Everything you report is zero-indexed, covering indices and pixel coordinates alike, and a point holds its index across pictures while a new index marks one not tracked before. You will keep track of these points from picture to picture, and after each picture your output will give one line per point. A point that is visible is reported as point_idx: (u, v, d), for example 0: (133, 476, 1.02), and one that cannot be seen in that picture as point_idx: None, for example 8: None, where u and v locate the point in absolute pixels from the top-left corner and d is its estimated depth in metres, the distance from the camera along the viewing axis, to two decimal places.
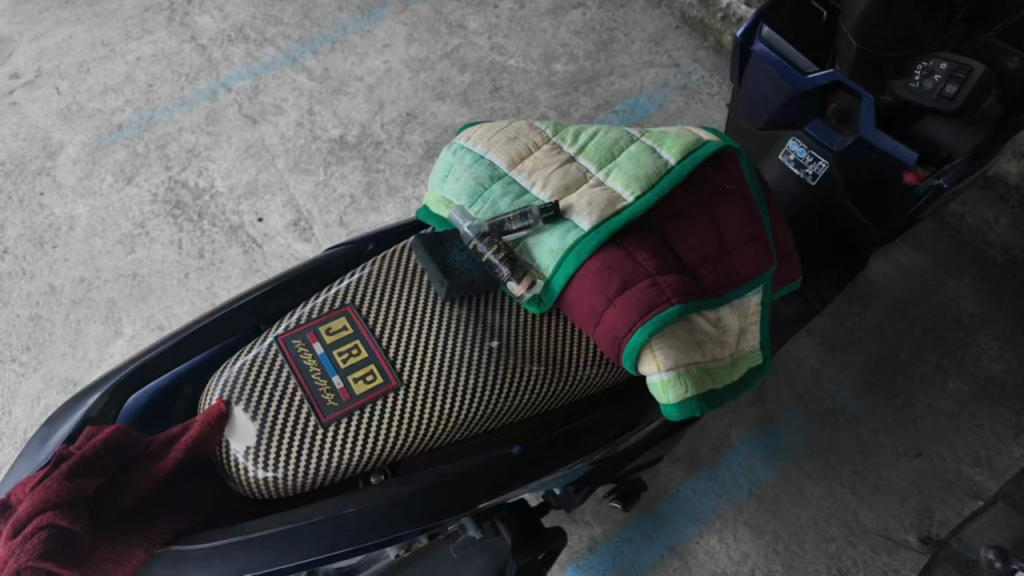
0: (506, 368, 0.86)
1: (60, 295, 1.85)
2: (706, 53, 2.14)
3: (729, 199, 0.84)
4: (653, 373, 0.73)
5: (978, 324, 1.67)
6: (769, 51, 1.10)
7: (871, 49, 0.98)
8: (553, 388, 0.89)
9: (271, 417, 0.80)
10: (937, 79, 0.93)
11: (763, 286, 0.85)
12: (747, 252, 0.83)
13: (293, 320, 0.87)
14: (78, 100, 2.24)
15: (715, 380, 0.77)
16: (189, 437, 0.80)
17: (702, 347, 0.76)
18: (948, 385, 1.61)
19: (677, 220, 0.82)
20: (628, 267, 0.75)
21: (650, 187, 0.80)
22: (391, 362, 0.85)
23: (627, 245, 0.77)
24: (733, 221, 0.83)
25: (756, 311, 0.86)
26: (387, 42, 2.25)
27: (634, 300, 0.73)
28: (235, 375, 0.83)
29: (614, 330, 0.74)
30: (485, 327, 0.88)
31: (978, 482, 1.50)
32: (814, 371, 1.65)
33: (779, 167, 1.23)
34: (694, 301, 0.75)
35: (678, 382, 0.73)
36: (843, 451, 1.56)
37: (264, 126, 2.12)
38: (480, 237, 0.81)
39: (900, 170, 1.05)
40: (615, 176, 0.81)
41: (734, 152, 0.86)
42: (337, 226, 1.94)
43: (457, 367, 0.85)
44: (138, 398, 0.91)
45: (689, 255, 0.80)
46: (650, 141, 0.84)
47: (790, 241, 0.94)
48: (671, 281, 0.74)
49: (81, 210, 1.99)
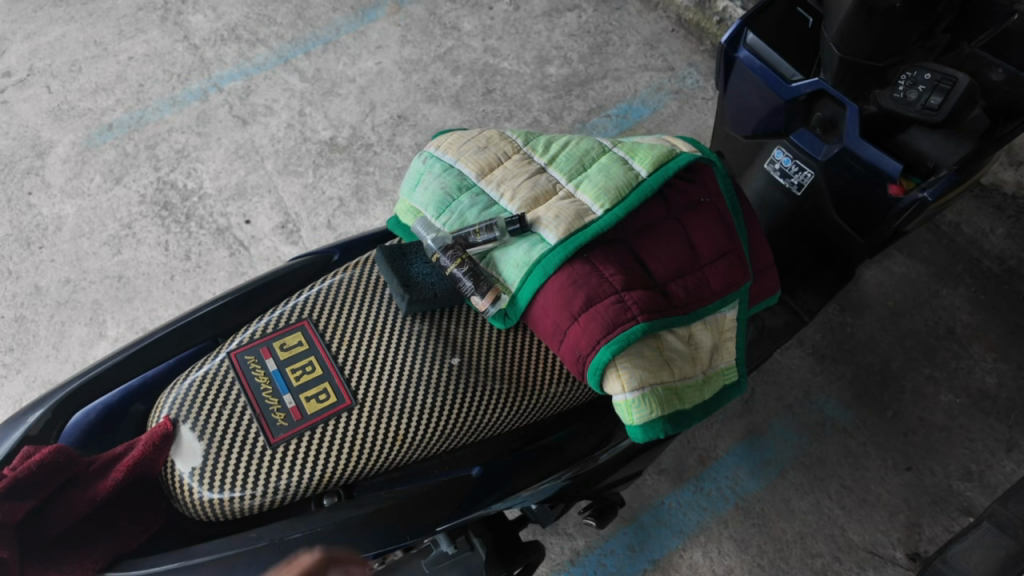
0: (465, 386, 0.85)
1: (45, 296, 1.85)
2: (702, 57, 2.11)
3: (703, 213, 0.82)
4: (618, 393, 0.70)
5: (972, 335, 1.64)
6: (754, 58, 1.07)
7: (854, 58, 0.95)
8: (516, 407, 0.87)
9: (217, 437, 0.79)
10: (922, 89, 0.92)
11: (737, 301, 0.83)
12: (720, 267, 0.81)
13: (247, 336, 0.86)
14: (70, 99, 2.23)
15: (684, 400, 0.75)
16: (131, 458, 0.78)
17: (670, 365, 0.74)
18: (939, 397, 1.59)
19: (648, 233, 0.79)
20: (594, 283, 0.72)
21: (620, 200, 0.78)
22: (346, 381, 0.83)
23: (594, 259, 0.74)
24: (706, 235, 0.81)
25: (729, 328, 0.84)
26: (381, 44, 2.24)
27: (598, 317, 0.70)
28: (184, 391, 0.82)
29: (577, 348, 0.72)
30: (446, 345, 0.87)
31: (969, 497, 1.48)
32: (803, 383, 1.63)
33: (764, 175, 1.21)
34: (662, 318, 0.73)
35: (644, 402, 0.71)
36: (831, 464, 1.53)
37: (255, 127, 2.10)
38: (443, 250, 0.78)
39: (884, 181, 1.01)
40: (585, 188, 0.79)
41: (708, 164, 0.84)
42: (325, 229, 1.92)
43: (416, 386, 0.83)
44: (83, 414, 0.90)
45: (660, 269, 0.78)
46: (622, 152, 0.82)
47: (769, 256, 0.91)
48: (637, 298, 0.72)
49: (69, 210, 1.98)
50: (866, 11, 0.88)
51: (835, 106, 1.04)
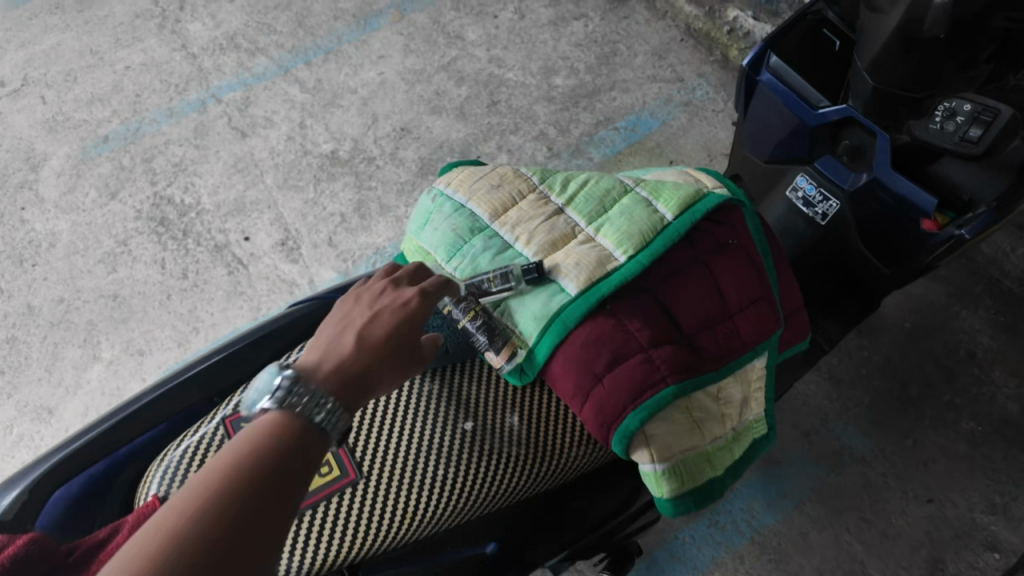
0: (479, 453, 0.80)
1: (38, 316, 1.79)
2: (712, 67, 2.06)
3: (732, 255, 0.78)
4: (647, 464, 0.69)
5: (993, 359, 1.59)
6: (778, 81, 1.03)
7: (887, 88, 0.92)
8: (533, 473, 0.82)
9: None
10: (960, 120, 0.86)
11: (769, 351, 0.80)
12: (752, 315, 0.77)
13: (240, 402, 0.84)
14: (65, 110, 2.17)
15: (714, 466, 0.73)
16: (112, 548, 0.67)
17: (700, 427, 0.72)
18: (961, 425, 1.53)
19: (675, 281, 0.76)
20: (618, 340, 0.71)
21: (643, 245, 0.75)
22: (351, 453, 0.78)
23: (617, 313, 0.72)
24: (737, 283, 0.78)
25: (760, 377, 0.80)
26: (383, 53, 2.18)
27: (623, 382, 0.69)
28: (177, 460, 0.80)
29: (601, 412, 0.70)
30: (457, 408, 0.82)
31: (993, 531, 1.42)
32: (820, 409, 1.58)
33: (786, 203, 1.16)
34: (691, 378, 0.71)
35: (672, 472, 0.70)
36: (850, 495, 1.49)
37: (254, 140, 2.05)
38: (455, 301, 0.77)
39: (917, 216, 0.97)
40: (607, 231, 0.77)
41: (740, 203, 0.81)
42: (326, 246, 1.87)
43: (426, 455, 0.78)
44: (66, 491, 0.84)
45: (689, 319, 0.75)
46: (646, 192, 0.80)
47: (800, 300, 0.87)
48: (663, 358, 0.70)
49: (63, 226, 1.93)
50: (903, 41, 0.85)
51: (865, 135, 0.99)
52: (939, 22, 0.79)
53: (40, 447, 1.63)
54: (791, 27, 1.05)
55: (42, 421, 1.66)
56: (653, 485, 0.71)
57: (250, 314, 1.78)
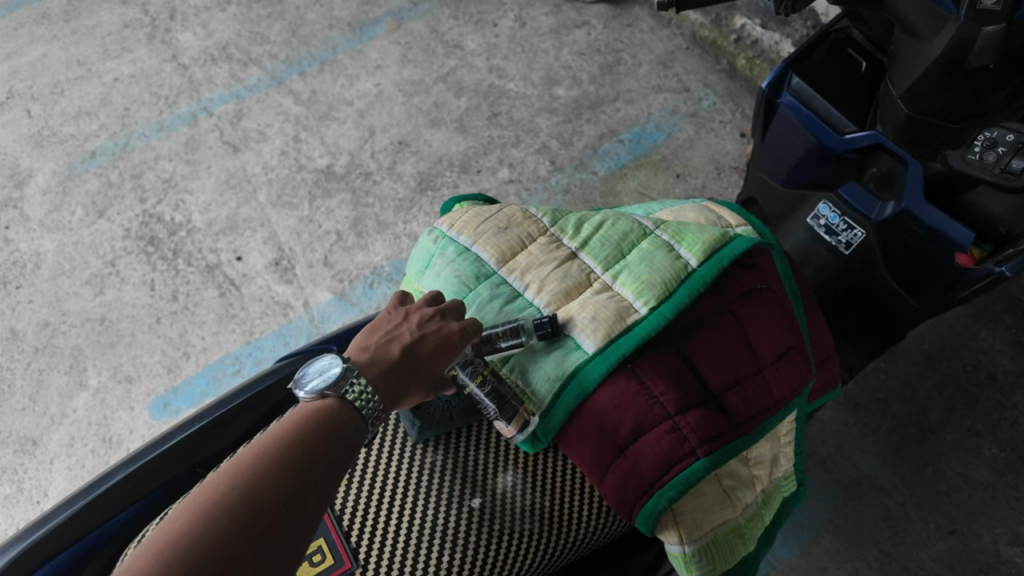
0: (487, 533, 0.75)
1: (22, 341, 1.73)
2: (719, 77, 2.00)
3: (760, 304, 0.77)
4: (674, 544, 0.68)
5: (1015, 382, 1.53)
6: (798, 105, 0.99)
7: (923, 116, 0.86)
8: (543, 552, 0.77)
9: None
10: (1002, 151, 0.83)
11: (800, 405, 0.77)
12: (781, 369, 0.76)
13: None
14: (51, 124, 2.10)
15: (746, 540, 0.72)
16: None
17: (730, 498, 0.70)
18: (982, 452, 1.47)
19: (700, 337, 0.75)
20: (642, 407, 0.70)
21: (666, 297, 0.74)
22: (348, 539, 0.73)
23: (642, 375, 0.72)
24: (764, 335, 0.76)
25: (788, 431, 0.78)
26: (380, 64, 2.12)
27: (649, 457, 0.69)
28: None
29: (625, 488, 0.70)
30: (462, 483, 0.78)
31: (1018, 564, 1.37)
32: (837, 436, 1.52)
33: (807, 231, 1.09)
34: (720, 447, 0.70)
35: (702, 551, 0.69)
36: (869, 527, 1.43)
37: (247, 154, 1.98)
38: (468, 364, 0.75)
39: (952, 251, 0.93)
40: (627, 279, 0.77)
41: (764, 247, 0.80)
42: (321, 265, 1.80)
43: (429, 540, 0.74)
44: None
45: (714, 378, 0.74)
46: (667, 237, 0.80)
47: (829, 345, 0.83)
48: (691, 427, 0.70)
49: (49, 246, 1.86)
50: (946, 67, 0.79)
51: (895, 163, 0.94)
52: (987, 49, 0.74)
53: (23, 480, 1.56)
54: (810, 49, 1.01)
55: (25, 453, 1.60)
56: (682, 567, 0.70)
57: (243, 338, 1.71)
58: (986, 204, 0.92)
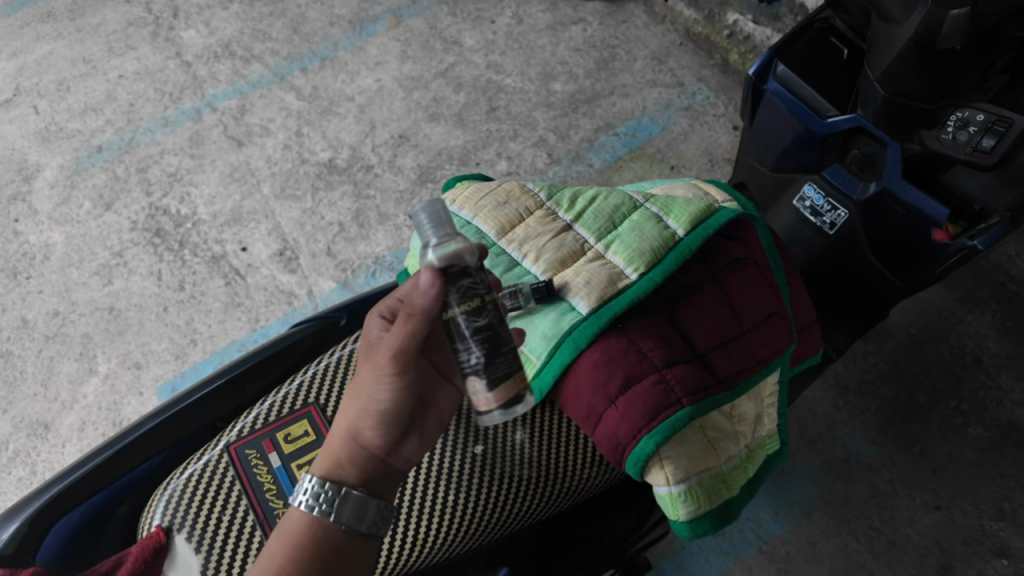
0: (489, 478, 0.85)
1: (32, 330, 1.77)
2: (712, 71, 2.04)
3: (744, 271, 0.83)
4: (662, 485, 0.74)
5: (1000, 364, 1.57)
6: (785, 90, 1.04)
7: (898, 97, 0.91)
8: (541, 495, 0.87)
9: (218, 545, 0.82)
10: (973, 131, 0.85)
11: (781, 365, 0.82)
12: (766, 331, 0.81)
13: (245, 427, 0.91)
14: (57, 119, 2.14)
15: (731, 487, 0.77)
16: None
17: (715, 447, 0.76)
18: (968, 431, 1.52)
19: (687, 300, 0.81)
20: (631, 361, 0.75)
21: (655, 263, 0.79)
22: None
23: (631, 333, 0.77)
24: (750, 299, 0.82)
25: (773, 392, 0.83)
26: (380, 60, 2.16)
27: (638, 404, 0.73)
28: (179, 491, 0.86)
29: (616, 435, 0.74)
30: (469, 432, 0.87)
31: (1003, 538, 1.41)
32: (827, 417, 1.57)
33: (793, 213, 1.15)
34: (705, 398, 0.75)
35: (689, 494, 0.74)
36: (857, 503, 1.47)
37: (250, 148, 2.02)
38: (473, 279, 0.70)
39: (929, 226, 0.96)
40: (619, 247, 0.82)
41: (749, 220, 0.86)
42: (324, 256, 1.84)
43: (437, 481, 0.84)
44: (67, 521, 0.90)
45: (701, 338, 0.79)
46: (657, 209, 0.85)
47: (811, 314, 0.89)
48: (679, 379, 0.74)
49: (57, 238, 1.91)
50: (917, 51, 0.84)
51: (875, 144, 0.99)
52: (955, 32, 0.79)
53: (37, 463, 1.61)
54: (796, 36, 1.06)
55: (38, 437, 1.64)
56: (670, 509, 0.75)
57: (249, 326, 1.75)
58: (962, 184, 0.95)
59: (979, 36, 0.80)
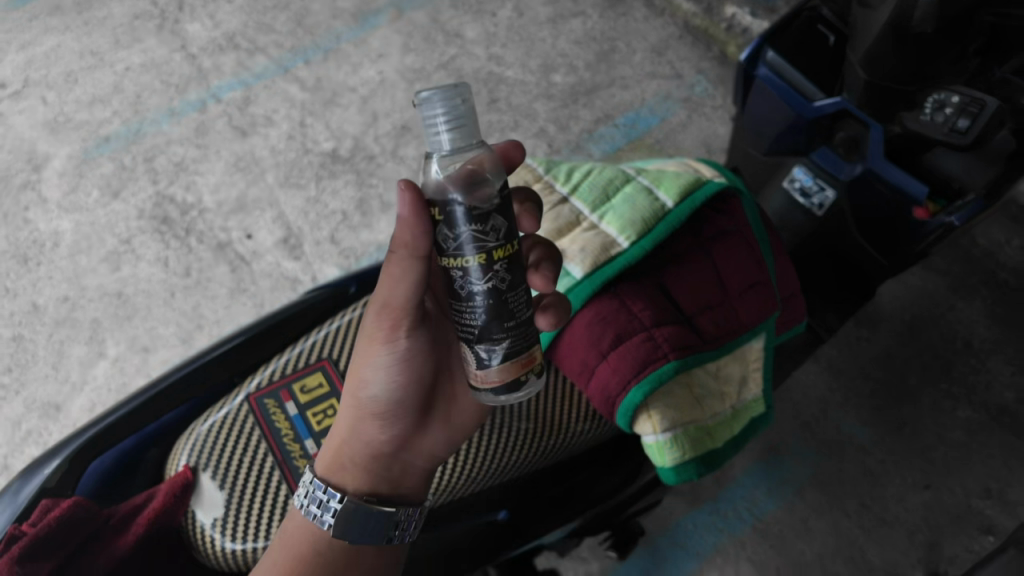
0: (488, 430, 0.94)
1: (43, 314, 1.82)
2: (710, 63, 2.05)
3: (731, 243, 0.96)
4: (650, 432, 0.88)
5: (990, 349, 1.52)
6: (775, 76, 1.07)
7: (880, 81, 0.96)
8: (536, 448, 0.95)
9: (239, 484, 0.95)
10: (949, 112, 0.89)
11: (763, 333, 0.96)
12: (747, 299, 0.95)
13: (265, 379, 1.02)
14: (66, 110, 2.18)
15: (714, 438, 0.92)
16: (150, 511, 0.94)
17: (699, 402, 0.91)
18: (957, 413, 1.47)
19: (676, 271, 0.95)
20: (623, 321, 0.89)
21: (645, 233, 0.93)
22: None
23: (624, 296, 0.91)
24: (734, 271, 0.95)
25: (758, 358, 0.96)
26: (382, 52, 2.19)
27: (628, 358, 0.87)
28: (203, 438, 0.99)
29: (608, 387, 0.88)
30: None
31: (989, 516, 1.37)
32: (820, 401, 1.53)
33: (783, 195, 1.19)
34: (690, 355, 0.89)
35: (674, 441, 0.88)
36: (849, 482, 1.44)
37: (254, 138, 2.05)
38: (479, 230, 0.68)
39: (909, 205, 1.00)
40: (613, 217, 0.96)
41: (736, 197, 0.99)
42: (328, 244, 1.88)
43: None
44: (101, 462, 1.02)
45: (688, 303, 0.94)
46: (647, 181, 0.99)
47: (796, 285, 1.03)
48: (666, 337, 0.88)
49: (66, 226, 1.95)
50: (894, 34, 0.91)
51: (858, 125, 1.03)
52: (927, 17, 0.85)
53: (48, 443, 1.65)
54: (786, 24, 1.10)
55: (49, 418, 1.69)
56: (657, 455, 0.90)
57: (253, 311, 1.79)
58: (943, 164, 1.00)
59: (951, 21, 0.86)
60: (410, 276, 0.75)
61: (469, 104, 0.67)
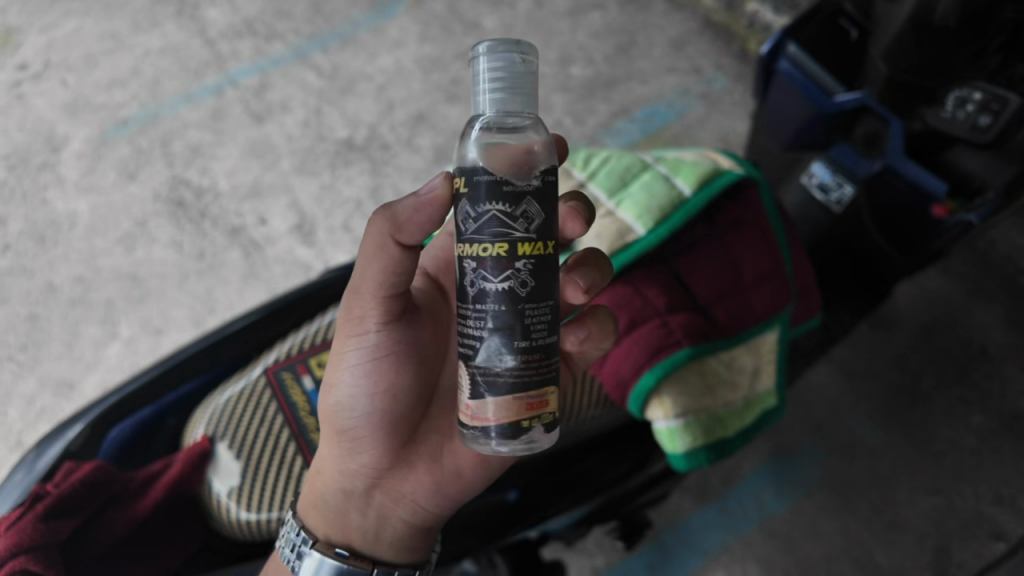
0: None
1: (59, 294, 1.84)
2: (731, 58, 2.01)
3: (747, 232, 0.97)
4: (661, 419, 0.90)
5: (1005, 354, 1.47)
6: (794, 70, 1.08)
7: (899, 74, 1.00)
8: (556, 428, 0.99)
9: (252, 458, 0.98)
10: (970, 108, 0.94)
11: (780, 325, 0.96)
12: (761, 290, 0.95)
13: (283, 353, 1.03)
14: (85, 93, 2.19)
15: (725, 428, 0.94)
16: (168, 478, 0.98)
17: (713, 392, 0.93)
18: (970, 419, 1.45)
19: (695, 260, 0.96)
20: (636, 305, 0.91)
21: (662, 220, 0.94)
22: None
23: (636, 282, 0.93)
24: (750, 259, 0.96)
25: (772, 349, 0.97)
26: (399, 42, 2.16)
27: (643, 340, 0.89)
28: (222, 409, 1.02)
29: (619, 371, 0.91)
30: None
31: (1001, 523, 1.35)
32: (831, 402, 1.50)
33: (802, 190, 1.19)
34: (703, 343, 0.90)
35: (686, 430, 0.90)
36: (857, 485, 1.42)
37: (270, 125, 2.05)
38: (511, 217, 0.68)
39: (929, 202, 1.01)
40: (629, 204, 0.96)
41: (754, 182, 0.99)
42: (340, 231, 1.87)
43: None
44: (118, 432, 1.04)
45: (704, 291, 0.94)
46: (665, 169, 0.99)
47: (811, 276, 1.04)
48: (680, 323, 0.90)
49: (82, 207, 1.97)
50: (916, 28, 0.95)
51: (877, 122, 1.05)
52: (949, 11, 0.91)
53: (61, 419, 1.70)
54: (811, 17, 1.09)
55: (63, 395, 1.73)
56: (669, 442, 0.92)
57: (267, 295, 1.81)
58: (961, 162, 1.02)
59: (972, 17, 0.92)
60: (386, 259, 0.78)
61: (527, 72, 0.70)
